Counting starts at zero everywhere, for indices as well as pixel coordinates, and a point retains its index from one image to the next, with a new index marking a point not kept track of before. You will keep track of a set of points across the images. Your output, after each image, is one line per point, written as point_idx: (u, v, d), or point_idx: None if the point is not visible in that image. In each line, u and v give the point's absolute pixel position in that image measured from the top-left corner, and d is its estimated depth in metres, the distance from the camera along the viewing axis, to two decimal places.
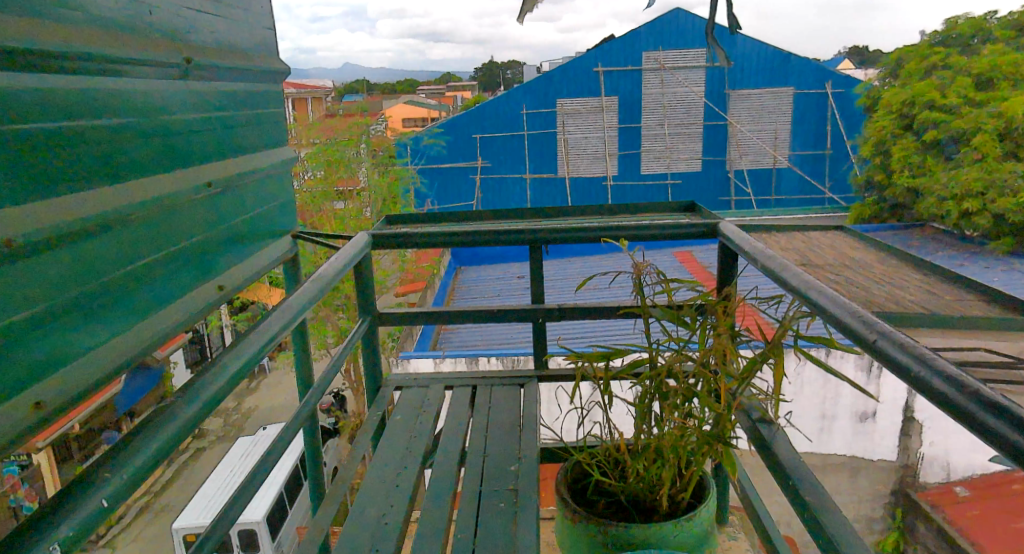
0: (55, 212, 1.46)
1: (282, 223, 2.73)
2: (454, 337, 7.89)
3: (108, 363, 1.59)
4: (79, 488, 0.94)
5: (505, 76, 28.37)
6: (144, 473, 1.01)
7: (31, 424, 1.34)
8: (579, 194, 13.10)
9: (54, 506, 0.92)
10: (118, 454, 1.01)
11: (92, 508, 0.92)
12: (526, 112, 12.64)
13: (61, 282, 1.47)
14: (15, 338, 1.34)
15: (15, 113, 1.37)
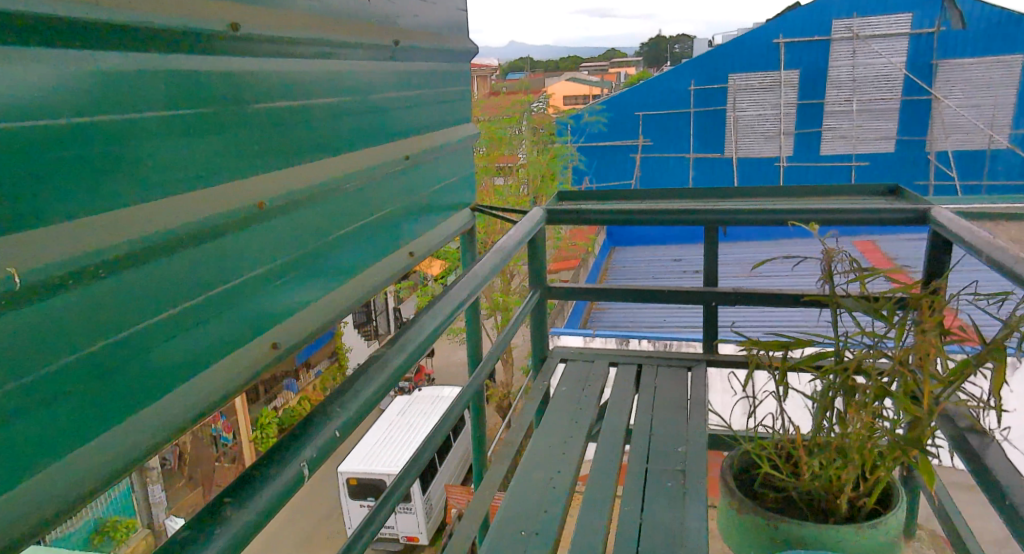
0: (291, 177, 1.60)
1: (464, 197, 2.87)
2: (605, 316, 7.90)
3: (322, 315, 1.76)
4: (318, 416, 1.04)
5: (674, 52, 27.41)
6: (363, 412, 1.10)
7: (270, 360, 1.51)
8: (747, 173, 12.52)
9: (296, 428, 1.02)
10: (342, 394, 1.12)
11: (330, 435, 1.02)
12: (694, 88, 12.29)
13: (292, 241, 1.61)
14: (268, 286, 1.52)
15: (265, 95, 1.50)
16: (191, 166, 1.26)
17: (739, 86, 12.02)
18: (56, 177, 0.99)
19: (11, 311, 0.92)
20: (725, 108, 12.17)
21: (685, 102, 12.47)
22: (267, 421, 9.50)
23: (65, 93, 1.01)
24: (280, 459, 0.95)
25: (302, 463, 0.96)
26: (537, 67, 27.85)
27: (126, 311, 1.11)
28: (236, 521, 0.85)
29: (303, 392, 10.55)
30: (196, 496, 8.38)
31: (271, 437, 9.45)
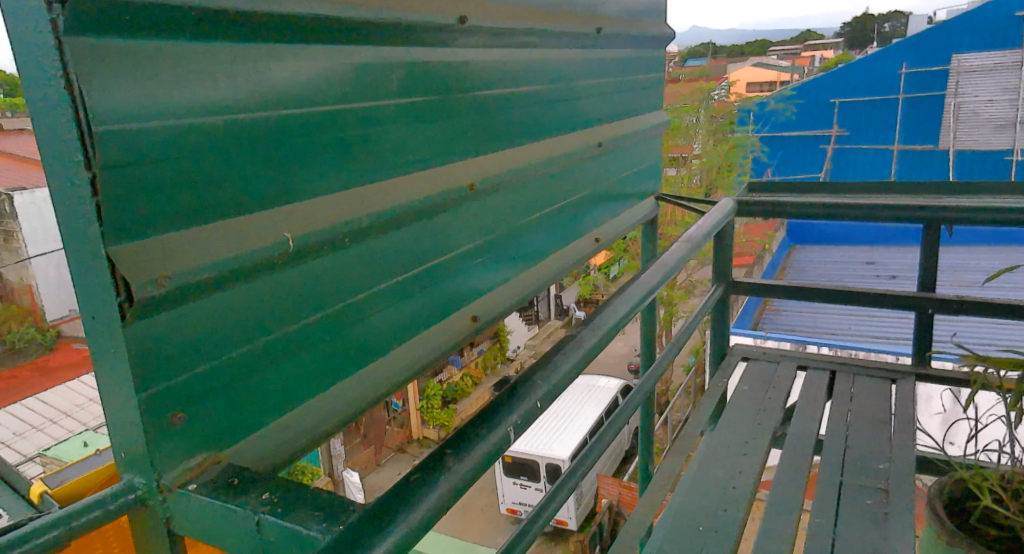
0: (499, 162, 1.62)
1: (648, 185, 2.79)
2: (780, 318, 7.39)
3: (517, 293, 1.77)
4: (530, 377, 1.05)
5: (882, 31, 24.63)
6: (569, 378, 1.11)
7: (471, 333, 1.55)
8: (969, 167, 10.86)
9: (509, 387, 1.02)
10: (543, 363, 1.13)
11: (545, 389, 1.02)
12: (905, 71, 11.03)
13: (498, 222, 1.64)
14: (476, 262, 1.56)
15: (480, 84, 1.53)
16: (421, 148, 1.31)
17: (965, 68, 10.42)
18: (323, 156, 1.05)
19: (283, 271, 0.99)
20: (945, 94, 10.58)
21: (895, 87, 11.26)
22: (433, 393, 9.11)
23: (328, 87, 1.06)
24: (489, 422, 0.91)
25: (509, 427, 0.91)
26: (727, 46, 26.18)
27: (362, 272, 1.17)
28: (481, 444, 0.86)
29: (467, 367, 9.85)
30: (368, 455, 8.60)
31: (437, 409, 9.05)
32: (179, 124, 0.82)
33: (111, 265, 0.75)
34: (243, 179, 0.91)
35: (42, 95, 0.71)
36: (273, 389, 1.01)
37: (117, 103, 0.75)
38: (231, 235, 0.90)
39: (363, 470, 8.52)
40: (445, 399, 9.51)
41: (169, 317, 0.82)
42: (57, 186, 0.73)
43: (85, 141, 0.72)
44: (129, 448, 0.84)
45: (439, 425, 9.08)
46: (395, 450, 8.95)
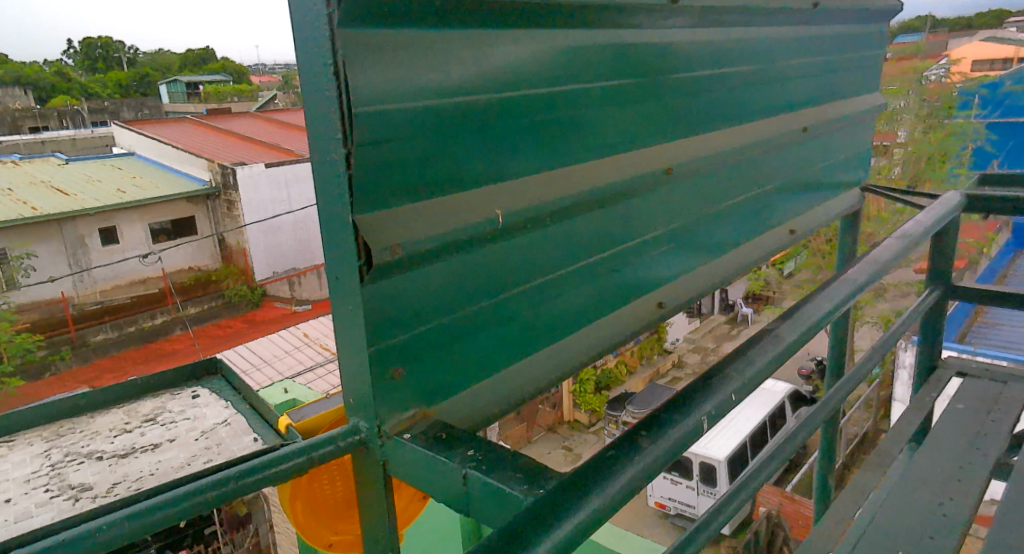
0: (697, 145, 1.56)
1: (855, 174, 2.51)
2: (992, 333, 6.48)
3: (706, 281, 1.67)
4: (719, 375, 1.00)
5: None
6: (764, 375, 1.04)
7: (654, 318, 1.48)
8: None
9: (698, 382, 0.97)
10: (737, 355, 1.07)
11: (736, 387, 0.97)
12: None
13: (693, 206, 1.57)
14: (667, 245, 1.50)
15: (686, 64, 1.47)
16: (624, 130, 1.30)
17: None
18: (532, 140, 1.08)
19: (490, 246, 1.04)
20: None
21: None
22: (588, 375, 8.49)
23: (540, 70, 1.08)
24: (682, 409, 0.89)
25: (702, 415, 0.88)
26: (984, 15, 22.46)
27: (560, 250, 1.18)
28: (673, 431, 0.84)
29: (622, 355, 9.13)
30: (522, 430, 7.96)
31: (590, 392, 8.44)
32: (411, 107, 0.88)
33: (356, 230, 0.83)
34: (460, 156, 0.96)
35: (316, 78, 0.79)
36: (467, 358, 1.05)
37: (368, 87, 0.82)
38: (444, 207, 0.95)
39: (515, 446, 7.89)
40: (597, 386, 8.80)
41: (398, 281, 0.90)
42: (319, 159, 0.82)
43: (344, 120, 0.78)
44: (358, 393, 0.93)
45: (592, 409, 8.39)
46: (546, 430, 8.24)
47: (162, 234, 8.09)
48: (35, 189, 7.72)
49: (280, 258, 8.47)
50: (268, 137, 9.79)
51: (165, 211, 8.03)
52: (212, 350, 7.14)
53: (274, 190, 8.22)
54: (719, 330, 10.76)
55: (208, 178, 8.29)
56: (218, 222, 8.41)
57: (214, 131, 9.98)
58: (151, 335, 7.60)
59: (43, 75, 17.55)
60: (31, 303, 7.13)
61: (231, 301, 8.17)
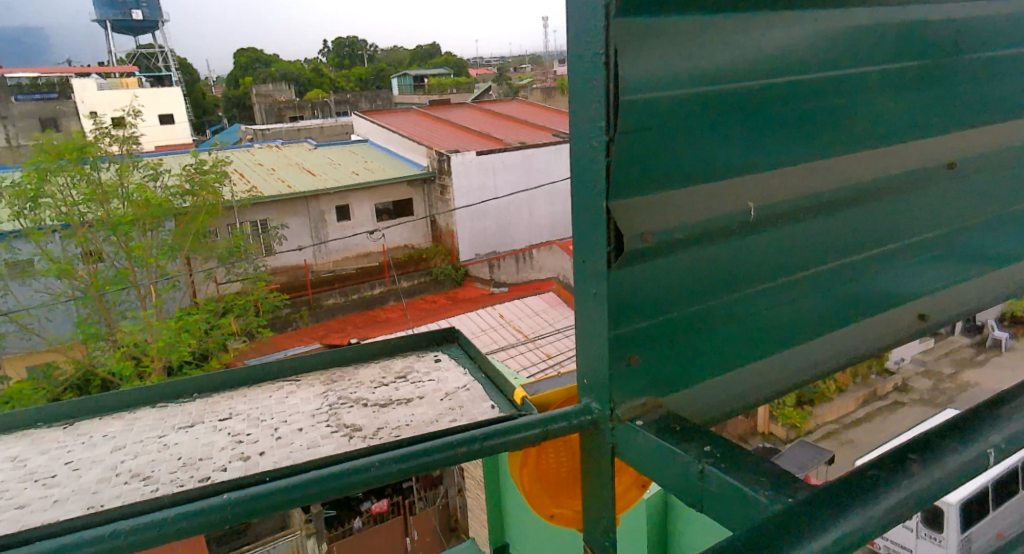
0: (991, 138, 1.34)
1: None
2: None
3: (992, 293, 1.42)
4: (1008, 404, 0.85)
5: None
6: None
7: (915, 332, 1.29)
8: None
9: (978, 410, 0.84)
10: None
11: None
12: None
13: (981, 206, 1.36)
14: (939, 250, 1.31)
15: (987, 43, 1.27)
16: (903, 120, 1.16)
17: None
18: (793, 132, 1.02)
19: (740, 239, 1.00)
20: None
21: None
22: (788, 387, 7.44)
23: (811, 55, 1.01)
24: (962, 437, 0.78)
25: (990, 448, 0.78)
26: None
27: (812, 248, 1.10)
28: (949, 461, 0.74)
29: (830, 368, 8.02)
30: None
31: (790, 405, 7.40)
32: (675, 95, 0.87)
33: (608, 216, 0.84)
34: (717, 146, 0.94)
35: (586, 68, 0.80)
36: (705, 355, 1.02)
37: (636, 77, 0.83)
38: (698, 198, 0.94)
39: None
40: (800, 401, 7.74)
41: (646, 270, 0.91)
42: (579, 148, 0.85)
43: (610, 111, 0.80)
44: (592, 375, 0.94)
45: (791, 424, 7.33)
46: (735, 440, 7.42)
47: (385, 213, 8.91)
48: (291, 169, 8.91)
49: (483, 242, 8.99)
50: (489, 128, 10.26)
51: (389, 193, 8.84)
52: (420, 319, 7.70)
53: (482, 175, 8.70)
54: (960, 355, 9.27)
55: (426, 163, 9.01)
56: (432, 205, 9.05)
57: (439, 122, 10.64)
58: (370, 303, 8.35)
59: (303, 72, 20.13)
60: (281, 267, 8.21)
61: (438, 279, 8.73)
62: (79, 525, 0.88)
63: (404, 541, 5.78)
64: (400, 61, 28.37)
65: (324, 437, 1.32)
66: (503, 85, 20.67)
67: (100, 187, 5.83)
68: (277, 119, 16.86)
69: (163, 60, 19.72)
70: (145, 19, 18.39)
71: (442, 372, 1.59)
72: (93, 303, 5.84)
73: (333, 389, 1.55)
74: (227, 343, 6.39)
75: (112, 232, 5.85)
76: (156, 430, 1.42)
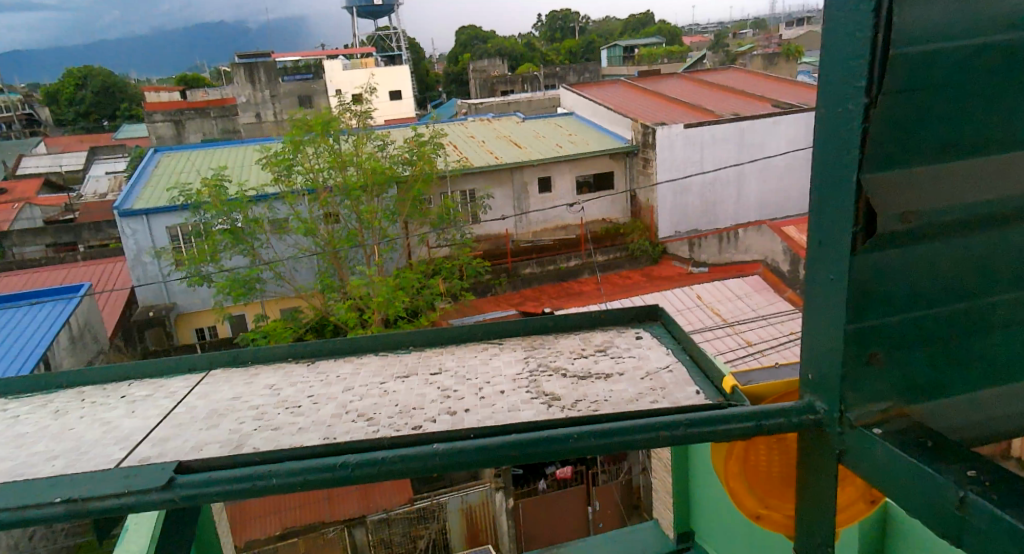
0: None
1: None
2: None
3: None
4: None
5: None
6: None
7: None
8: None
9: None
10: None
11: None
12: None
13: None
14: None
15: None
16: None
17: None
18: None
19: None
20: None
21: None
22: None
23: None
24: None
25: None
26: None
27: None
28: None
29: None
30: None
31: None
32: (963, 47, 0.73)
33: (860, 189, 0.73)
34: (1015, 110, 0.77)
35: (848, 17, 0.70)
36: (968, 361, 0.86)
37: (915, 24, 0.70)
38: (979, 173, 0.78)
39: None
40: None
41: (902, 256, 0.78)
42: (829, 111, 0.75)
43: (876, 66, 0.69)
44: (824, 369, 0.83)
45: None
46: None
47: (585, 186, 8.94)
48: (500, 141, 9.24)
49: (683, 217, 8.71)
50: (698, 100, 9.80)
51: (592, 165, 8.83)
52: (613, 296, 7.44)
53: (688, 149, 8.34)
54: None
55: (630, 137, 8.88)
56: (633, 178, 8.93)
57: (645, 94, 10.35)
58: (565, 275, 8.19)
59: (517, 47, 20.65)
60: (486, 235, 8.69)
61: (634, 255, 8.43)
62: (316, 453, 0.96)
63: (586, 509, 5.77)
64: (610, 33, 28.07)
65: (525, 402, 1.31)
66: (717, 52, 19.61)
67: (341, 156, 6.39)
68: (491, 93, 17.46)
69: (397, 41, 21.36)
70: (384, 3, 19.98)
71: (643, 349, 1.54)
72: (330, 257, 6.55)
73: (534, 355, 1.57)
74: (435, 303, 6.74)
75: (348, 196, 6.42)
76: (379, 377, 1.52)
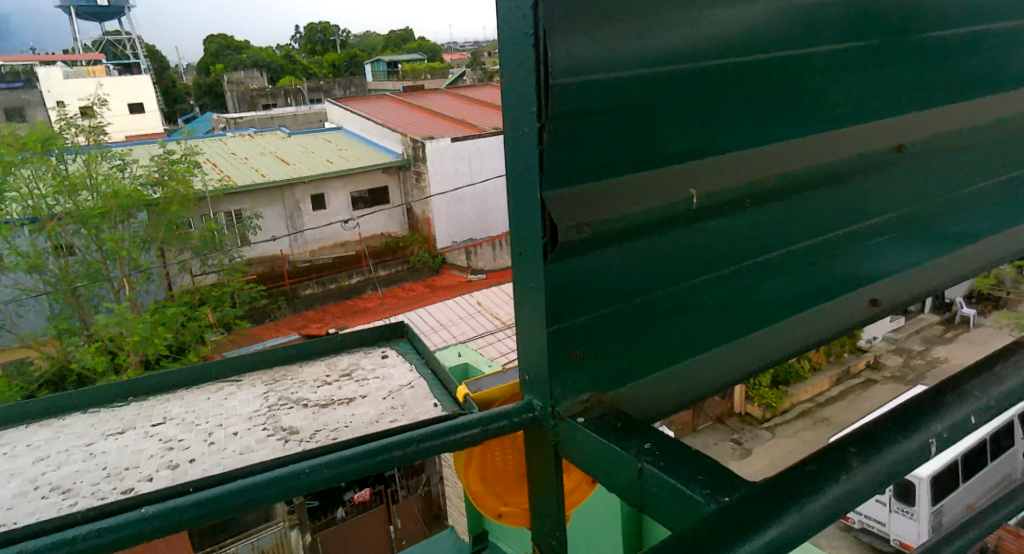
0: (940, 117, 1.32)
1: None
2: None
3: (937, 280, 1.41)
4: (949, 391, 0.83)
5: None
6: (1010, 401, 0.85)
7: (868, 317, 1.31)
8: None
9: (923, 397, 0.82)
10: (978, 373, 0.88)
11: (964, 417, 0.80)
12: None
13: (919, 193, 1.34)
14: (877, 241, 1.29)
15: (930, 22, 1.25)
16: (857, 96, 1.16)
17: None
18: (733, 116, 0.99)
19: (683, 229, 0.97)
20: None
21: None
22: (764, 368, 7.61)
23: (752, 36, 0.99)
24: (903, 427, 0.77)
25: (931, 438, 0.76)
26: None
27: (761, 236, 1.09)
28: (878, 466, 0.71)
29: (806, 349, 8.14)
30: (687, 418, 7.46)
31: (765, 386, 7.62)
32: (611, 77, 0.84)
33: (543, 208, 0.81)
34: (658, 132, 0.91)
35: (515, 50, 0.77)
36: (647, 348, 0.99)
37: (566, 60, 0.79)
38: (638, 187, 0.90)
39: (678, 433, 7.43)
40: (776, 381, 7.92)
41: (583, 261, 0.87)
42: (513, 133, 0.81)
43: (541, 95, 0.77)
44: (535, 371, 0.91)
45: (766, 404, 7.54)
46: (714, 420, 7.63)
47: (361, 201, 8.71)
48: (265, 157, 8.70)
49: (459, 228, 8.88)
50: (459, 113, 10.12)
51: (365, 179, 8.64)
52: (396, 310, 7.57)
53: (457, 161, 8.59)
54: (930, 332, 9.42)
55: (401, 150, 8.82)
56: (408, 192, 8.88)
57: (412, 109, 10.42)
58: (348, 293, 8.19)
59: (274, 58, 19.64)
60: (258, 258, 7.94)
61: (415, 268, 8.63)
62: None
63: (388, 529, 5.67)
64: (371, 47, 27.71)
65: (260, 442, 1.27)
66: (476, 69, 20.32)
67: (69, 178, 5.58)
68: (250, 107, 16.41)
69: (129, 48, 19.12)
70: (110, 6, 17.83)
71: (388, 368, 1.54)
72: (65, 298, 5.66)
73: (276, 388, 1.49)
74: (205, 336, 6.28)
75: (82, 226, 5.63)
76: (86, 438, 1.35)
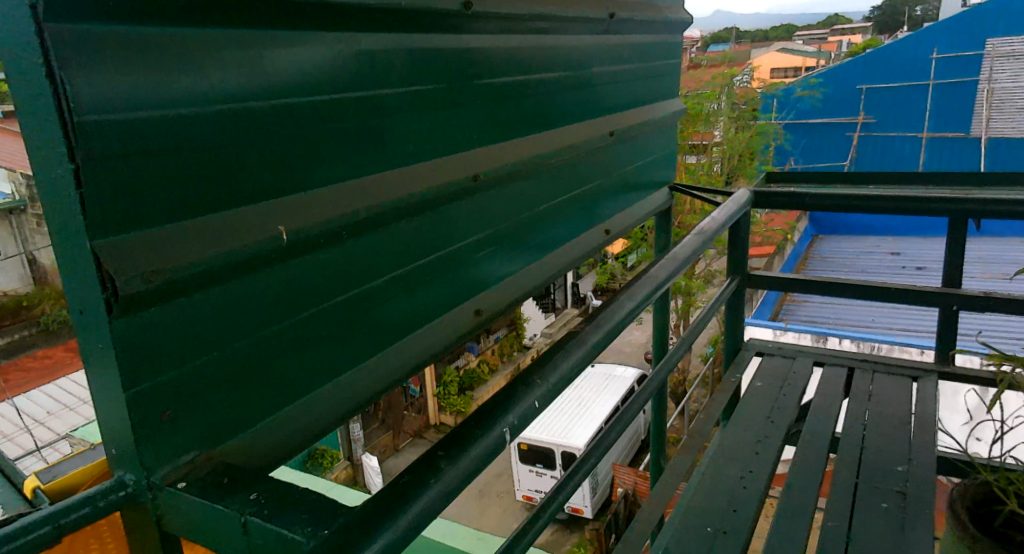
0: (506, 151, 1.56)
1: (662, 175, 2.59)
2: (799, 310, 7.40)
3: (519, 289, 1.66)
4: (518, 387, 0.99)
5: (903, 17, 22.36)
6: (562, 388, 1.04)
7: (471, 327, 1.47)
8: (995, 160, 9.95)
9: (500, 396, 0.97)
10: (543, 365, 1.06)
11: (528, 405, 0.96)
12: (936, 57, 10.04)
13: (498, 217, 1.54)
14: (469, 259, 1.46)
15: (487, 69, 1.47)
16: (431, 135, 1.30)
17: (997, 53, 9.52)
18: (316, 151, 1.04)
19: (276, 265, 0.99)
20: (975, 80, 9.79)
21: (923, 73, 10.27)
22: (450, 379, 9.04)
23: (323, 75, 1.05)
24: (483, 426, 0.90)
25: (503, 430, 0.90)
26: (762, 35, 25.50)
27: (362, 266, 1.15)
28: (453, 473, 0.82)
29: (482, 354, 9.79)
30: (387, 440, 8.53)
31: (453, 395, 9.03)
32: (170, 114, 0.82)
33: (98, 259, 0.75)
34: (235, 170, 0.92)
35: (37, 90, 0.71)
36: (253, 388, 0.97)
37: (99, 101, 0.75)
38: (218, 227, 0.89)
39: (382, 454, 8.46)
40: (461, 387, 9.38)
41: (163, 311, 0.83)
42: (50, 173, 0.74)
43: (68, 134, 0.72)
44: (120, 443, 0.82)
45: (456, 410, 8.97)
46: (413, 436, 8.84)
47: None
48: None
49: None
50: None
51: None
52: None
53: None
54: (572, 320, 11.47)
55: None
56: None
57: None
58: None
59: None
60: None
61: None
62: None
63: None
64: None
65: None
66: None
67: None
68: None
69: None
70: None
71: None
72: None
73: None
74: None
75: None
76: None
